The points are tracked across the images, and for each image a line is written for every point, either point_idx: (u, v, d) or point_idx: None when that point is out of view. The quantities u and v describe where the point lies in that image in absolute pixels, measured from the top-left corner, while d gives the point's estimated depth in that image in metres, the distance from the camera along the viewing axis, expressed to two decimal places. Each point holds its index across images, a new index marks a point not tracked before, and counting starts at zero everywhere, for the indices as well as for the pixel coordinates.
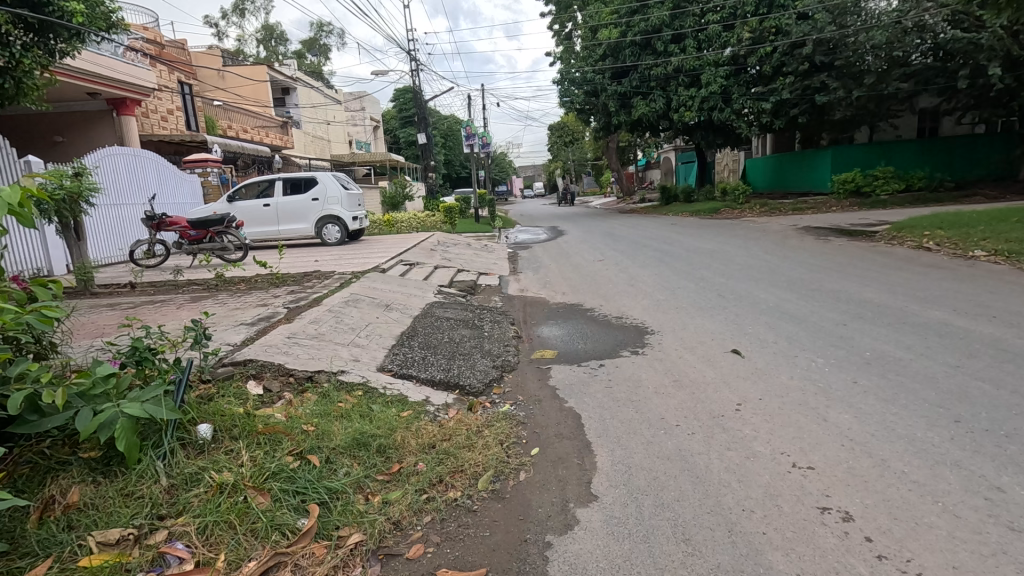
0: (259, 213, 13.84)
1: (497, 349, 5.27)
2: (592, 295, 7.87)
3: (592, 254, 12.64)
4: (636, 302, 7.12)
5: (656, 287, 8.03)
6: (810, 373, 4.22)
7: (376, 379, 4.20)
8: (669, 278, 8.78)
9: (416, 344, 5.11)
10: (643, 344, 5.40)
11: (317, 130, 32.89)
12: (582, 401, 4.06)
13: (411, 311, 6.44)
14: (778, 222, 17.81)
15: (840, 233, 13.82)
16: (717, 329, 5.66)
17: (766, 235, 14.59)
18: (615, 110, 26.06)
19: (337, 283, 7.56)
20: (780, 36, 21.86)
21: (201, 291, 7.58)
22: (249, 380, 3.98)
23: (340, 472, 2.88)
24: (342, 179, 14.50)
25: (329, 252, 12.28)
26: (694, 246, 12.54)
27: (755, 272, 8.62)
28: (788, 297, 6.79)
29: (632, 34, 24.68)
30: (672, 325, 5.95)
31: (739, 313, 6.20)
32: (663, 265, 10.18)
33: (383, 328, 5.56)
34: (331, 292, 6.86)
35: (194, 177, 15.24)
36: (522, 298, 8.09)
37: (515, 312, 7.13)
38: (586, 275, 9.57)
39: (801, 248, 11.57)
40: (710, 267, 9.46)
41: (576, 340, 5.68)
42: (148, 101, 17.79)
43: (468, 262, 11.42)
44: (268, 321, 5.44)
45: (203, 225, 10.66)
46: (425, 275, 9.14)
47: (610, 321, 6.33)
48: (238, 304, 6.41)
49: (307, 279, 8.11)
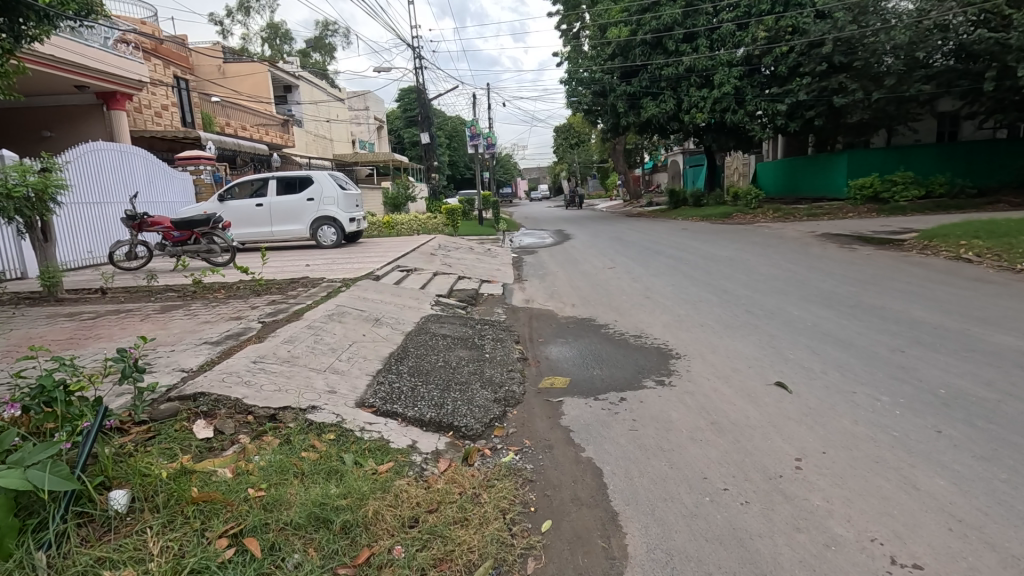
0: (251, 213, 13.18)
1: (499, 376, 4.54)
2: (604, 308, 7.15)
3: (601, 260, 11.96)
4: (653, 318, 6.40)
5: (675, 300, 7.31)
6: (879, 417, 3.49)
7: (353, 419, 3.49)
8: (688, 289, 8.05)
9: (405, 371, 4.38)
10: (668, 371, 4.67)
11: (319, 129, 32.31)
12: (602, 448, 3.33)
13: (403, 327, 5.73)
14: (796, 228, 17.08)
15: (864, 241, 13.06)
16: (751, 353, 4.94)
17: (784, 242, 13.84)
18: (623, 111, 25.32)
19: (324, 292, 6.86)
20: (797, 35, 21.14)
21: (174, 300, 6.88)
22: (199, 419, 3.28)
23: (288, 566, 2.18)
24: (339, 179, 13.83)
25: (324, 256, 11.60)
26: (710, 253, 11.82)
27: (782, 284, 7.88)
28: (826, 315, 6.05)
29: (643, 32, 23.97)
30: (698, 347, 5.23)
31: (774, 334, 5.48)
32: (680, 274, 9.45)
33: (369, 348, 4.84)
34: (314, 304, 6.16)
35: (185, 174, 14.58)
36: (528, 310, 7.38)
37: (520, 327, 6.41)
38: (597, 285, 8.86)
39: (827, 256, 10.82)
40: (732, 277, 8.73)
41: (590, 365, 4.94)
42: (141, 96, 17.17)
43: (469, 268, 10.74)
44: (236, 338, 4.75)
45: (188, 226, 10.01)
46: (422, 283, 8.44)
47: (627, 341, 5.60)
48: (208, 317, 5.71)
49: (292, 287, 7.43)
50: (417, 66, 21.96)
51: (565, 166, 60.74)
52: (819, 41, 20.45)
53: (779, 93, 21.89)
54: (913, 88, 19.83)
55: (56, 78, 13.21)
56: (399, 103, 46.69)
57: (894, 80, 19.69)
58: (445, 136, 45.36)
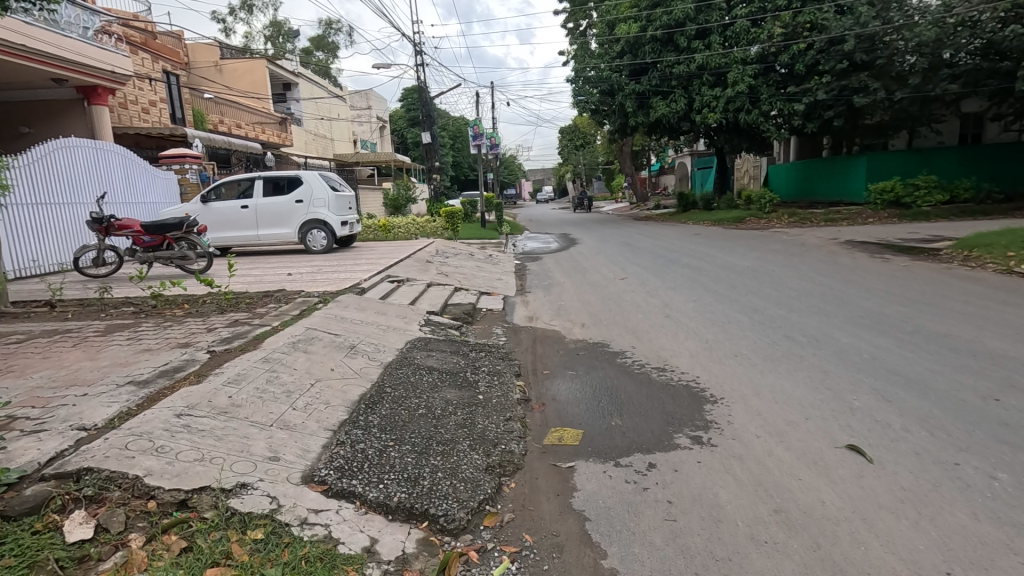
0: (236, 216, 12.35)
1: (494, 429, 3.62)
2: (619, 330, 6.22)
3: (610, 269, 11.07)
4: (678, 346, 5.47)
5: (700, 322, 6.40)
6: (1006, 509, 2.57)
7: (295, 503, 2.59)
8: (712, 307, 7.14)
9: (375, 424, 3.47)
10: (705, 422, 3.74)
11: (318, 128, 31.56)
12: (633, 557, 2.41)
13: (383, 356, 4.84)
14: (816, 234, 16.12)
15: (895, 250, 12.10)
16: (806, 397, 4.02)
17: (806, 250, 12.89)
18: (632, 111, 24.39)
19: (296, 310, 5.98)
20: (815, 32, 20.22)
21: (125, 318, 6.01)
22: (77, 510, 2.40)
23: None
24: (331, 179, 12.95)
25: (311, 262, 10.80)
26: (729, 262, 10.94)
27: (820, 302, 6.93)
28: (884, 344, 5.13)
29: (653, 28, 23.06)
30: (739, 388, 4.31)
31: (827, 370, 4.56)
32: (700, 287, 8.54)
33: (333, 389, 3.93)
34: (280, 326, 5.26)
35: (168, 174, 13.76)
36: (532, 331, 6.46)
37: (522, 354, 5.48)
38: (608, 299, 7.97)
39: (860, 267, 9.88)
40: (759, 292, 7.82)
41: (606, 411, 4.02)
42: (127, 91, 16.39)
43: (468, 277, 9.87)
44: (170, 374, 3.85)
45: (159, 230, 9.13)
46: (413, 296, 7.55)
47: (649, 378, 4.67)
48: (152, 342, 4.83)
49: (265, 302, 6.57)
50: (419, 63, 21.14)
51: (570, 169, 59.74)
52: (839, 37, 19.51)
53: (796, 92, 20.94)
54: (938, 88, 18.81)
55: (28, 70, 12.39)
56: (402, 103, 45.86)
57: (918, 79, 18.82)
58: (449, 137, 44.55)
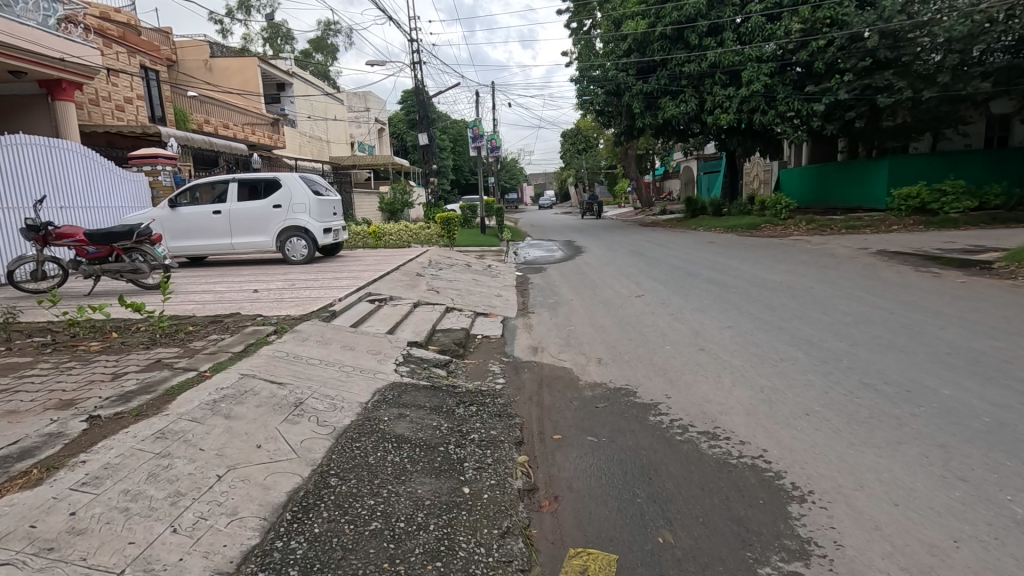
0: (208, 222, 11.15)
1: (483, 565, 2.36)
2: (646, 371, 4.96)
3: (624, 283, 9.84)
4: (730, 399, 4.21)
5: (747, 360, 5.14)
6: None
7: None
8: (755, 338, 5.87)
9: (297, 563, 2.22)
10: (799, 544, 2.50)
11: (313, 130, 30.34)
12: None
13: (337, 418, 3.60)
14: (842, 243, 14.90)
15: (941, 263, 10.84)
16: (940, 499, 2.77)
17: (839, 262, 11.63)
18: (639, 112, 23.11)
19: (241, 345, 4.75)
20: (835, 28, 19.08)
21: (25, 354, 4.77)
22: None
23: None
24: (313, 182, 11.75)
25: (285, 275, 9.60)
26: (758, 276, 9.71)
27: (886, 332, 5.69)
28: (1002, 401, 3.90)
29: (662, 25, 21.83)
30: (832, 474, 3.06)
31: (945, 443, 3.31)
32: (732, 308, 7.30)
33: (248, 483, 2.69)
34: (207, 373, 4.00)
35: (136, 176, 12.59)
36: (536, 370, 5.20)
37: (525, 408, 4.21)
38: (625, 325, 6.73)
39: (911, 284, 8.64)
40: (806, 317, 6.61)
41: (647, 517, 2.76)
42: (99, 86, 15.23)
43: (463, 293, 8.66)
44: (5, 467, 2.60)
45: (106, 238, 7.92)
46: (394, 320, 6.32)
47: (699, 454, 3.42)
48: (25, 398, 3.59)
49: (209, 331, 5.34)
50: (415, 61, 19.96)
51: (574, 172, 58.57)
52: (862, 33, 18.40)
53: (815, 91, 19.69)
54: (970, 86, 17.49)
55: None
56: (401, 105, 44.71)
57: (948, 78, 17.52)
58: (450, 139, 43.40)
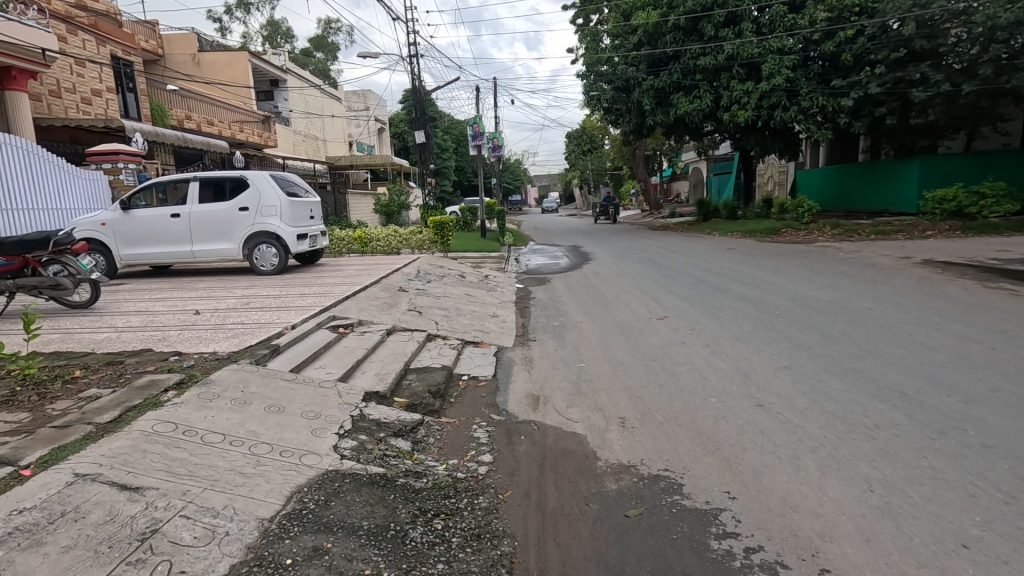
0: (165, 226, 9.80)
1: None
2: (691, 444, 3.53)
3: (641, 299, 8.43)
4: (829, 507, 2.77)
5: (831, 428, 3.67)
6: None
7: None
8: (826, 386, 4.42)
9: None
10: None
11: (308, 129, 29.03)
12: None
13: (203, 566, 2.17)
14: (879, 251, 13.37)
15: (1005, 276, 9.36)
16: None
17: (885, 274, 10.12)
18: (651, 109, 21.63)
19: (115, 410, 3.32)
20: (865, 17, 17.64)
21: None
22: None
23: None
24: (286, 182, 10.36)
25: (244, 289, 8.21)
26: (799, 293, 8.27)
27: (1006, 383, 4.24)
28: None
29: (676, 15, 20.40)
30: None
31: None
32: (783, 339, 5.85)
33: None
34: (25, 472, 2.57)
35: (92, 174, 11.22)
36: (537, 436, 3.77)
37: (517, 516, 2.80)
38: (650, 362, 5.28)
39: (989, 305, 7.18)
40: (883, 353, 5.17)
41: None
42: (61, 76, 13.93)
43: (450, 314, 7.24)
44: None
45: (19, 247, 6.45)
46: (354, 357, 4.89)
47: None
48: None
49: (89, 382, 3.91)
50: (412, 55, 18.59)
51: (577, 174, 56.93)
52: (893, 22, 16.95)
53: (842, 85, 18.16)
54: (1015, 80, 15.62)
55: None
56: (401, 104, 43.24)
57: (990, 70, 15.63)
58: (451, 139, 41.91)
